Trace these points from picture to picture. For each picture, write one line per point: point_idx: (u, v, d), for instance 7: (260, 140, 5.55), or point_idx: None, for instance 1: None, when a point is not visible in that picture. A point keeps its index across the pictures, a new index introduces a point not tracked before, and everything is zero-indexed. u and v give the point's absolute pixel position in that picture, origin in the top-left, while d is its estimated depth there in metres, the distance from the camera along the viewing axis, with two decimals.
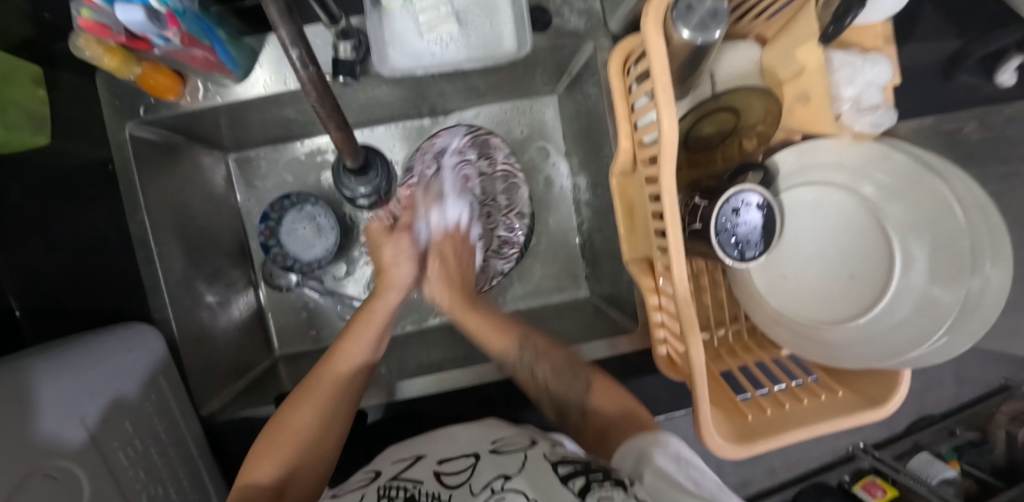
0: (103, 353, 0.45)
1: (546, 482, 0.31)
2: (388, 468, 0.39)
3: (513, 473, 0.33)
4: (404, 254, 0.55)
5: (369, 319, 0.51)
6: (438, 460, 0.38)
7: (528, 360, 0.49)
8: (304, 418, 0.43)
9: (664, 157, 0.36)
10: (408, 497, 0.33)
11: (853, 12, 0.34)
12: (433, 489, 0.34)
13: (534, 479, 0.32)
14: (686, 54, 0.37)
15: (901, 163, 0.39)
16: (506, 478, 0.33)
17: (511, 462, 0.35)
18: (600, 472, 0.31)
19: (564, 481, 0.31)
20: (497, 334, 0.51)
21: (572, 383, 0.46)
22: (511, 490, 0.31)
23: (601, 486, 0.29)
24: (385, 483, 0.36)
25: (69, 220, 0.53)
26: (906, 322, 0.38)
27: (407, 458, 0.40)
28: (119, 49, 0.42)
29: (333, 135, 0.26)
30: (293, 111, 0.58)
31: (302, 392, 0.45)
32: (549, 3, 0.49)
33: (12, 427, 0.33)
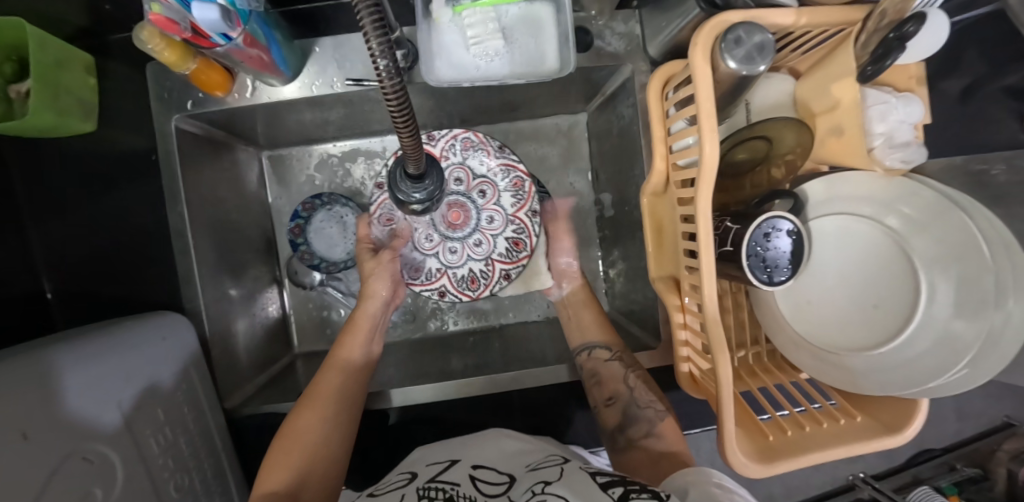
0: (139, 337, 0.46)
1: (585, 490, 0.32)
2: (424, 470, 0.41)
3: (553, 481, 0.34)
4: (386, 269, 0.60)
5: (348, 336, 0.56)
6: (474, 464, 0.41)
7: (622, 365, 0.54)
8: (310, 422, 0.46)
9: (703, 182, 0.37)
10: (447, 497, 0.36)
11: (893, 55, 0.36)
12: (470, 492, 0.37)
13: (573, 487, 0.32)
14: (729, 82, 0.39)
15: (929, 198, 0.40)
16: (546, 484, 0.34)
17: (550, 473, 0.36)
18: (637, 484, 0.32)
19: (602, 489, 0.32)
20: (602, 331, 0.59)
21: (655, 399, 0.50)
22: (551, 494, 0.32)
23: (639, 498, 0.30)
24: (424, 484, 0.39)
25: (105, 206, 0.54)
26: (927, 354, 0.39)
27: (443, 461, 0.42)
28: (178, 43, 0.42)
29: (404, 141, 0.27)
30: (332, 113, 0.60)
31: (306, 400, 0.48)
32: (590, 25, 0.52)
33: (55, 407, 0.34)
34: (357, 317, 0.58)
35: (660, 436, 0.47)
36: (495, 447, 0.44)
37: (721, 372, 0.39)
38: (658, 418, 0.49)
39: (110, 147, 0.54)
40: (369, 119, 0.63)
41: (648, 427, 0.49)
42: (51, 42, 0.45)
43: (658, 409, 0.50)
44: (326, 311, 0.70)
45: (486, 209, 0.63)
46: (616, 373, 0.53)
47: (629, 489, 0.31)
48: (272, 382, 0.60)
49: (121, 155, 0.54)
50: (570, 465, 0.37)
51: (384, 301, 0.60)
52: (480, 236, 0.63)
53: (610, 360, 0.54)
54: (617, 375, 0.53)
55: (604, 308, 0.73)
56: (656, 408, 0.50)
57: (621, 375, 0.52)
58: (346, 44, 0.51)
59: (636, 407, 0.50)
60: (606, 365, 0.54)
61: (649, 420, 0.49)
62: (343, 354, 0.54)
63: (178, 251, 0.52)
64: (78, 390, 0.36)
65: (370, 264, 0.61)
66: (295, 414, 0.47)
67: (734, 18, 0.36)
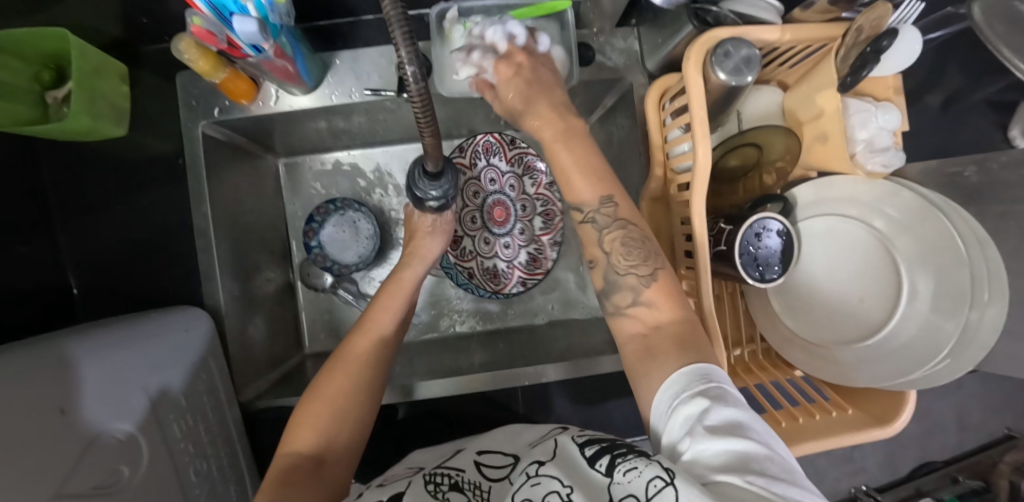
0: (164, 330, 0.48)
1: (577, 467, 0.32)
2: (430, 462, 0.42)
3: (546, 460, 0.33)
4: (442, 230, 0.55)
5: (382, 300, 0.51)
6: (479, 451, 0.42)
7: (603, 221, 0.43)
8: (343, 383, 0.43)
9: (697, 184, 0.40)
10: (453, 483, 0.37)
11: (869, 67, 0.38)
12: (474, 479, 0.38)
13: (564, 466, 0.32)
14: (721, 92, 0.42)
15: (911, 200, 0.43)
16: (540, 464, 0.33)
17: (543, 450, 0.35)
18: (626, 448, 0.31)
19: (591, 463, 0.31)
20: (588, 180, 0.44)
21: (638, 260, 0.41)
22: (544, 476, 0.31)
23: (626, 460, 0.30)
24: (431, 471, 0.39)
25: (132, 206, 0.57)
26: (910, 345, 0.42)
27: (449, 453, 0.44)
28: (212, 53, 0.46)
29: (426, 141, 0.30)
30: (347, 123, 0.63)
31: (334, 361, 0.46)
32: (592, 40, 0.55)
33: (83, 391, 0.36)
34: (398, 279, 0.54)
35: (649, 305, 0.39)
36: (501, 433, 0.45)
37: (717, 365, 0.41)
38: (642, 285, 0.40)
39: (138, 150, 0.57)
40: (382, 127, 0.67)
41: (633, 295, 0.40)
42: (91, 51, 0.49)
43: (642, 274, 0.41)
44: (335, 312, 0.72)
45: (522, 220, 0.71)
46: (592, 236, 0.44)
47: (619, 456, 0.30)
48: (284, 379, 0.62)
49: (149, 158, 0.57)
50: (563, 435, 0.36)
51: (428, 262, 0.56)
52: (511, 240, 0.71)
53: (584, 222, 0.44)
54: (593, 237, 0.44)
55: None
56: (639, 274, 0.41)
57: (597, 238, 0.43)
58: (363, 57, 0.54)
59: (614, 273, 0.42)
60: (579, 227, 0.45)
61: (632, 288, 0.41)
62: (380, 317, 0.50)
63: (200, 249, 0.55)
64: (97, 378, 0.38)
65: (417, 217, 0.57)
66: (324, 374, 0.44)
67: (724, 35, 0.40)
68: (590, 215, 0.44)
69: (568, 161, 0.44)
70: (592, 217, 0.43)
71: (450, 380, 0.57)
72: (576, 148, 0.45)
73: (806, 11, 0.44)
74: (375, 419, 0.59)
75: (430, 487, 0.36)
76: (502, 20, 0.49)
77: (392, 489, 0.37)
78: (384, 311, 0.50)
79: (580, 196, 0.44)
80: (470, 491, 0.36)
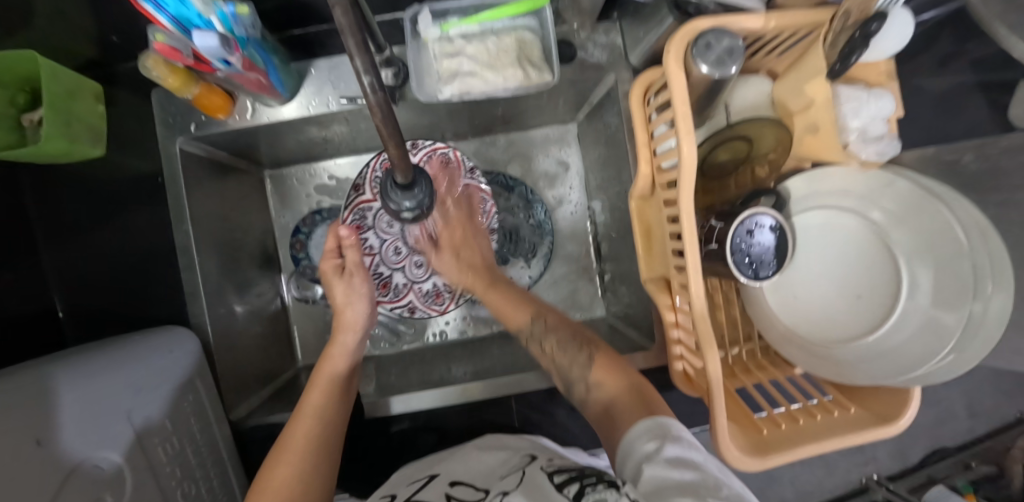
0: (146, 353, 0.48)
1: (543, 494, 0.31)
2: (403, 490, 0.41)
3: (511, 490, 0.32)
4: (358, 294, 0.57)
5: (317, 382, 0.51)
6: (451, 481, 0.40)
7: (538, 333, 0.53)
8: (287, 462, 0.43)
9: (684, 182, 0.39)
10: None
11: (858, 52, 0.37)
12: None
13: (531, 494, 0.31)
14: (704, 85, 0.41)
15: (907, 189, 0.41)
16: (505, 494, 0.32)
17: (511, 481, 0.34)
18: (595, 476, 0.30)
19: (559, 490, 0.30)
20: (514, 309, 0.56)
21: (575, 356, 0.48)
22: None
23: (594, 490, 0.28)
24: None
25: (114, 227, 0.56)
26: (914, 339, 0.40)
27: (422, 478, 0.42)
28: (182, 69, 0.45)
29: (391, 151, 0.29)
30: (328, 132, 0.62)
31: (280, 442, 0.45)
32: (573, 37, 0.54)
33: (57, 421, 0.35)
34: (327, 353, 0.55)
35: (598, 385, 0.45)
36: (476, 462, 0.43)
37: (711, 369, 0.40)
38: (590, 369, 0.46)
39: (118, 169, 0.56)
40: (364, 135, 0.65)
41: (585, 384, 0.46)
42: (63, 72, 0.48)
43: (581, 364, 0.47)
44: (329, 326, 0.72)
45: None
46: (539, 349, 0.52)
47: (585, 482, 0.30)
48: (277, 394, 0.61)
49: (131, 177, 0.56)
50: (533, 467, 0.36)
51: (359, 332, 0.57)
52: None
53: (528, 341, 0.54)
54: (538, 351, 0.52)
55: (602, 312, 0.73)
56: (581, 363, 0.47)
57: (540, 345, 0.52)
58: (341, 66, 0.53)
59: (568, 376, 0.48)
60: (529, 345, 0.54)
61: (582, 377, 0.47)
62: (325, 372, 0.52)
63: (184, 268, 0.54)
64: (76, 406, 0.38)
65: (335, 285, 0.57)
66: (269, 461, 0.44)
67: (706, 24, 0.39)
68: (530, 336, 0.54)
69: (500, 304, 0.58)
70: (531, 331, 0.53)
71: (443, 390, 0.56)
72: (498, 294, 0.59)
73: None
74: (369, 432, 0.58)
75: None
76: (478, 21, 0.48)
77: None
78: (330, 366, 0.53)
79: (517, 325, 0.55)
80: None
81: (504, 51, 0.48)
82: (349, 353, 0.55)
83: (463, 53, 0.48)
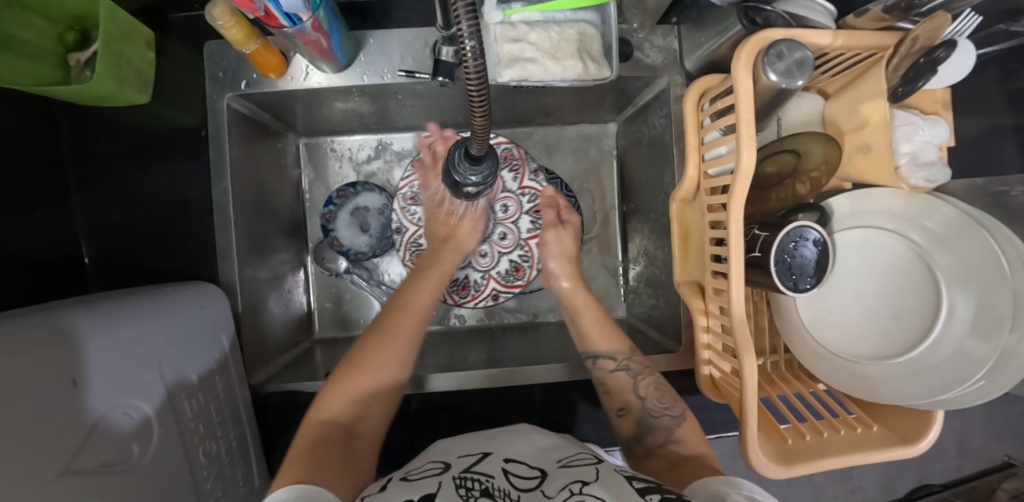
0: (181, 304, 0.47)
1: (625, 494, 0.31)
2: (457, 461, 0.38)
3: (590, 481, 0.32)
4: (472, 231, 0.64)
5: (411, 308, 0.53)
6: (505, 457, 0.38)
7: (634, 370, 0.51)
8: (384, 364, 0.47)
9: (737, 187, 0.39)
10: (485, 490, 0.33)
11: (925, 78, 0.39)
12: (504, 486, 0.34)
13: (610, 489, 0.31)
14: (769, 94, 0.41)
15: (952, 216, 0.42)
16: (584, 484, 0.32)
17: (585, 473, 0.34)
18: (674, 494, 0.31)
19: (639, 494, 0.30)
20: (611, 336, 0.55)
21: (670, 403, 0.48)
22: (588, 494, 0.30)
23: None
24: (460, 473, 0.36)
25: (150, 178, 0.56)
26: (944, 364, 0.41)
27: (473, 454, 0.39)
28: (246, 22, 0.44)
29: (476, 120, 0.29)
30: (374, 106, 0.62)
31: (378, 337, 0.49)
32: (632, 37, 0.54)
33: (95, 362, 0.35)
34: (432, 266, 0.60)
35: (680, 442, 0.45)
36: (522, 440, 0.42)
37: (747, 374, 0.40)
38: (675, 425, 0.46)
39: (161, 119, 0.55)
40: (408, 113, 0.65)
41: (666, 435, 0.46)
42: (119, 13, 0.46)
43: (675, 415, 0.47)
44: (347, 300, 0.72)
45: (503, 224, 0.69)
46: (626, 384, 0.51)
47: (667, 497, 0.30)
48: (293, 364, 0.61)
49: (172, 130, 0.55)
50: (604, 466, 0.36)
51: (460, 255, 0.63)
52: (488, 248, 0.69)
53: (616, 370, 0.51)
54: (626, 382, 0.51)
55: (621, 314, 0.74)
56: (672, 414, 0.47)
57: (632, 385, 0.50)
58: (398, 38, 0.53)
59: (650, 416, 0.48)
60: (613, 374, 0.52)
61: (665, 428, 0.46)
62: (418, 299, 0.55)
63: (218, 226, 0.53)
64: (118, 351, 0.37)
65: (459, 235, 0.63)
66: (368, 344, 0.48)
67: (775, 35, 0.39)
68: (620, 365, 0.52)
69: (591, 322, 0.58)
70: (626, 365, 0.52)
71: (465, 374, 0.57)
72: (592, 314, 0.59)
73: (860, 18, 0.44)
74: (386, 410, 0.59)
75: (461, 491, 0.33)
76: (542, 10, 0.48)
77: (419, 488, 0.34)
78: (427, 289, 0.56)
79: (597, 349, 0.54)
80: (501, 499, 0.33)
81: (566, 42, 0.48)
82: (433, 297, 0.57)
83: (526, 39, 0.48)
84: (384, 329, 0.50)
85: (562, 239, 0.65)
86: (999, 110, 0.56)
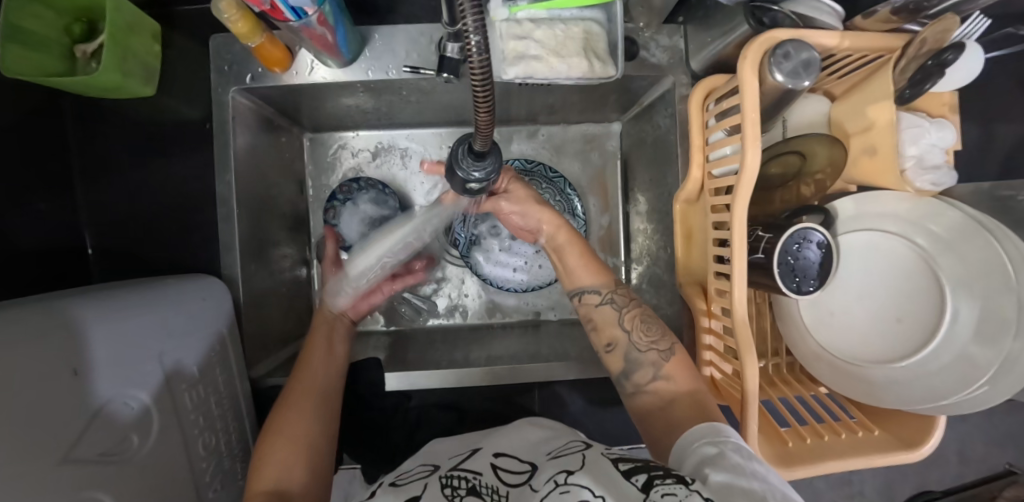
0: (183, 296, 0.47)
1: (609, 479, 0.30)
2: (445, 462, 0.38)
3: (575, 469, 0.32)
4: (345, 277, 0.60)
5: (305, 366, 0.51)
6: (496, 453, 0.38)
7: (618, 304, 0.51)
8: (297, 418, 0.45)
9: (741, 188, 0.39)
10: (470, 488, 0.33)
11: (932, 79, 0.39)
12: (492, 482, 0.34)
13: (596, 476, 0.30)
14: (775, 94, 0.41)
15: (959, 220, 0.42)
16: (569, 472, 0.31)
17: (572, 461, 0.33)
18: (662, 471, 0.31)
19: (626, 477, 0.30)
20: (592, 270, 0.53)
21: (658, 339, 0.47)
22: (574, 483, 0.30)
23: (664, 483, 0.29)
24: (446, 473, 0.36)
25: (155, 170, 0.56)
26: (947, 369, 0.41)
27: (462, 452, 0.40)
28: (251, 16, 0.44)
29: (480, 117, 0.29)
30: (378, 101, 0.62)
31: (292, 395, 0.48)
32: (638, 35, 0.54)
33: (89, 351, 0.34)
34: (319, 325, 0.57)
35: (669, 379, 0.45)
36: (516, 433, 0.42)
37: (748, 375, 0.40)
38: (663, 360, 0.46)
39: (166, 111, 0.56)
40: (412, 109, 0.65)
41: (653, 371, 0.46)
42: (126, 5, 0.46)
43: (661, 349, 0.47)
44: None
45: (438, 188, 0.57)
46: (611, 317, 0.50)
47: (654, 475, 0.30)
48: (294, 358, 0.61)
49: (178, 122, 0.56)
50: (591, 451, 0.35)
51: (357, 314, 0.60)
52: None
53: (602, 304, 0.51)
54: (612, 317, 0.50)
55: None
56: (659, 349, 0.47)
57: (617, 319, 0.50)
58: (404, 34, 0.52)
59: (636, 351, 0.48)
60: (599, 309, 0.51)
61: (652, 363, 0.46)
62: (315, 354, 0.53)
63: (221, 218, 0.53)
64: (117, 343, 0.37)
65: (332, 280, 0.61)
66: (276, 409, 0.46)
67: (783, 35, 0.39)
68: (603, 302, 0.51)
69: (575, 261, 0.54)
70: (611, 298, 0.51)
71: (466, 370, 0.57)
72: (576, 253, 0.55)
73: (868, 20, 0.44)
74: (386, 406, 0.59)
75: (446, 490, 0.33)
76: (547, 7, 0.48)
77: (403, 493, 0.34)
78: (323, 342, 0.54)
79: (581, 284, 0.53)
80: (488, 497, 0.33)
81: (571, 39, 0.48)
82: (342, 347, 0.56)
83: (531, 36, 0.48)
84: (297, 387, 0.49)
85: (525, 191, 0.57)
86: (1006, 117, 0.56)
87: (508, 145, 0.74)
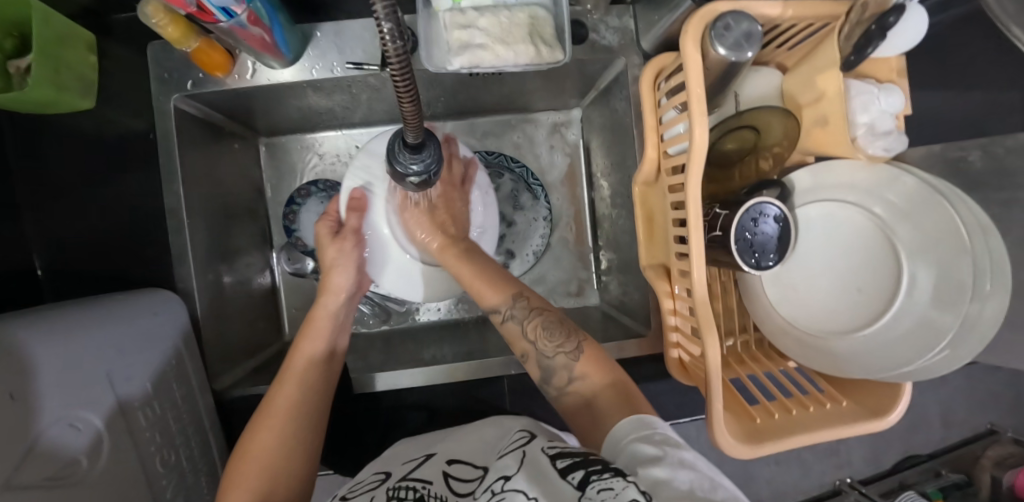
0: (131, 315, 0.46)
1: (546, 482, 0.28)
2: (398, 469, 0.38)
3: (513, 473, 0.30)
4: (347, 259, 0.57)
5: (286, 372, 0.48)
6: (448, 460, 0.38)
7: (517, 316, 0.48)
8: (270, 438, 0.42)
9: (693, 164, 0.38)
10: (418, 497, 0.33)
11: (874, 44, 0.37)
12: (441, 492, 0.34)
13: (534, 478, 0.29)
14: (720, 68, 0.40)
15: (912, 186, 0.41)
16: (506, 479, 0.30)
17: (512, 462, 0.32)
18: (600, 464, 0.28)
19: (562, 474, 0.28)
20: (491, 286, 0.51)
21: (562, 344, 0.45)
22: (510, 489, 0.28)
23: (600, 478, 0.26)
24: (395, 484, 0.36)
25: (101, 185, 0.54)
26: (909, 336, 0.41)
27: (417, 457, 0.40)
28: (182, 20, 0.42)
29: (403, 108, 0.27)
30: (331, 102, 0.61)
31: (262, 417, 0.44)
32: (586, 18, 0.53)
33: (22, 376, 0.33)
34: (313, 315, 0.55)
35: (583, 378, 0.43)
36: (472, 436, 0.41)
37: (710, 355, 0.40)
38: (572, 362, 0.44)
39: (108, 124, 0.54)
40: (368, 107, 0.64)
41: (566, 373, 0.44)
42: (53, 17, 0.44)
43: (568, 352, 0.44)
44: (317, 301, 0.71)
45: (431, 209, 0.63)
46: (518, 332, 0.48)
47: (591, 469, 0.27)
48: (262, 367, 0.61)
49: (121, 134, 0.54)
50: (534, 446, 0.34)
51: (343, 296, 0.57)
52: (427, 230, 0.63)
53: (505, 320, 0.49)
54: (516, 332, 0.48)
55: (595, 301, 0.74)
56: (566, 352, 0.44)
57: (521, 332, 0.47)
58: (348, 30, 0.51)
59: (545, 358, 0.45)
60: (504, 327, 0.49)
61: (565, 367, 0.44)
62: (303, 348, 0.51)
63: (172, 230, 0.52)
64: (56, 365, 0.36)
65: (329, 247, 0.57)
66: (250, 425, 0.44)
67: (724, 8, 0.38)
68: (507, 319, 0.49)
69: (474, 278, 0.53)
70: (511, 313, 0.49)
71: (432, 369, 0.57)
72: (471, 265, 0.54)
73: None
74: (358, 409, 0.58)
75: None
76: None
77: None
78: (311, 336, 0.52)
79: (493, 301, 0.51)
80: None
81: (516, 26, 0.47)
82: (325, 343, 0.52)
83: (476, 25, 0.47)
84: (268, 403, 0.45)
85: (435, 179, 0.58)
86: None
87: (471, 138, 0.74)
